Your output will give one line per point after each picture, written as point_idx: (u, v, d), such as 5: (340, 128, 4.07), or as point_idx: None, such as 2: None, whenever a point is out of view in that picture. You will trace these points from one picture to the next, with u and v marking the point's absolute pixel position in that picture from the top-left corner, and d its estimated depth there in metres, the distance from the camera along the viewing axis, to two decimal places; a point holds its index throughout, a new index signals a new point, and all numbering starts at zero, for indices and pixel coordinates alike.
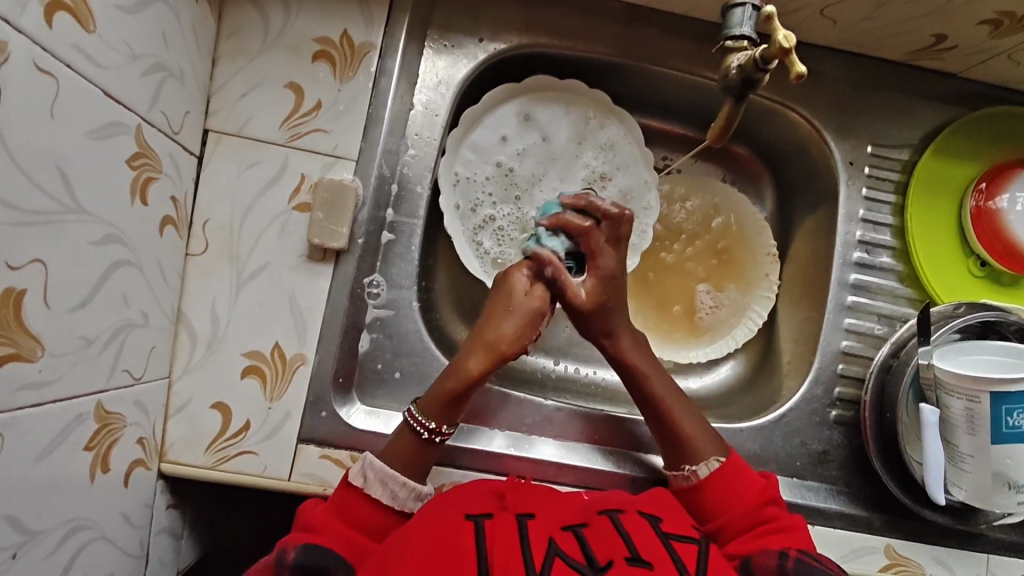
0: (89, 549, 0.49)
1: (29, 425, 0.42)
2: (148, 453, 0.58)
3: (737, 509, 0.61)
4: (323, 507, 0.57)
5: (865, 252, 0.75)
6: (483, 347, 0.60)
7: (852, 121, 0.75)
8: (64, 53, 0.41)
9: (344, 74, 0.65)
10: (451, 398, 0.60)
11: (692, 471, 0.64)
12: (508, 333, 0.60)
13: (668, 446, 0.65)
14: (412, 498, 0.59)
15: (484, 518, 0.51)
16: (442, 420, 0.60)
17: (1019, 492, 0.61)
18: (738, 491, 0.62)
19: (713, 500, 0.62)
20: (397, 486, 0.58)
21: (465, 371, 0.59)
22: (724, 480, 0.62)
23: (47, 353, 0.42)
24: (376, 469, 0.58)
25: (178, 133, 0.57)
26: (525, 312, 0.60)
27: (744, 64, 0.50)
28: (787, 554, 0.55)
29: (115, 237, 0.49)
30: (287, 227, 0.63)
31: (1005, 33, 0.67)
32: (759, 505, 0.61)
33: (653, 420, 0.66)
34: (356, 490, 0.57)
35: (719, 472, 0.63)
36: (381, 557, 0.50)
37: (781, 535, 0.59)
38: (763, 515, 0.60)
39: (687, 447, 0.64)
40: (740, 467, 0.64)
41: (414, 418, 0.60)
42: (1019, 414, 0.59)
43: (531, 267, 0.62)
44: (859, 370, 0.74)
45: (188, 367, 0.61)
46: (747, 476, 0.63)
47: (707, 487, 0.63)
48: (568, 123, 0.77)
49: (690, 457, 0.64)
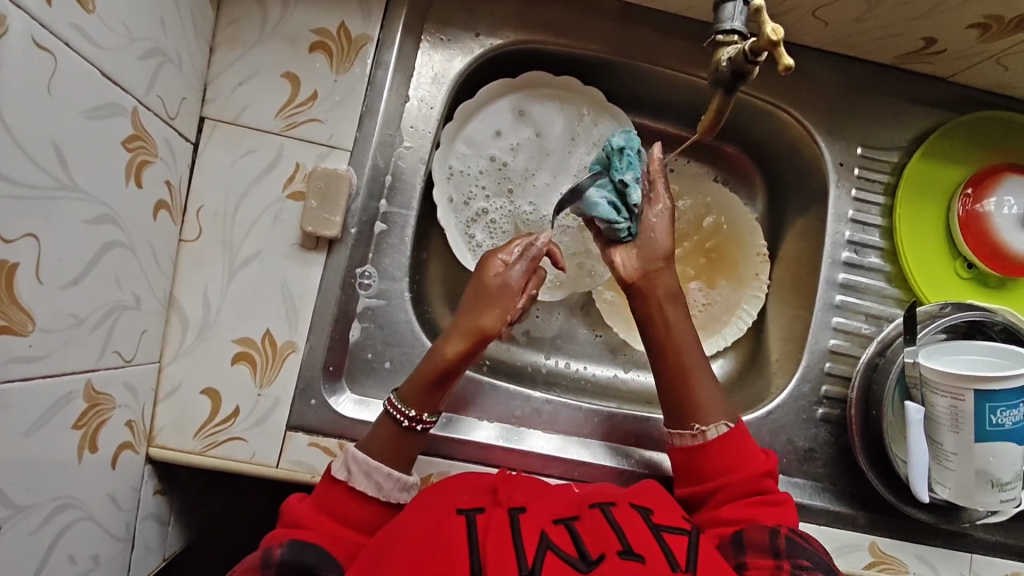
0: (74, 528, 0.49)
1: (19, 398, 0.42)
2: (136, 436, 0.58)
3: (740, 474, 0.61)
4: (308, 503, 0.57)
5: (854, 252, 0.76)
6: (461, 331, 0.61)
7: (842, 123, 0.76)
8: (62, 31, 0.41)
9: (341, 65, 0.66)
10: (432, 383, 0.60)
11: (700, 431, 0.63)
12: (483, 315, 0.62)
13: (677, 404, 0.64)
14: (396, 488, 0.59)
15: (477, 513, 0.51)
16: (422, 406, 0.60)
17: (1004, 490, 0.62)
18: (743, 459, 0.62)
19: (717, 461, 0.62)
20: (382, 478, 0.58)
21: (444, 356, 0.60)
22: (731, 445, 0.62)
23: (38, 328, 0.43)
24: (359, 462, 0.58)
25: (173, 119, 0.58)
26: (502, 298, 0.62)
27: (733, 57, 0.50)
28: (778, 532, 0.56)
29: (108, 218, 0.49)
30: (281, 215, 0.64)
31: (993, 37, 0.68)
32: (759, 475, 0.61)
33: (667, 377, 0.65)
34: (341, 484, 0.57)
35: (727, 437, 0.62)
36: (374, 552, 0.51)
37: (777, 508, 0.59)
38: (761, 486, 0.60)
39: (698, 408, 0.63)
40: (747, 437, 0.63)
41: (392, 405, 0.60)
42: (1002, 412, 0.60)
43: (507, 251, 0.64)
44: (846, 369, 0.75)
45: (179, 353, 0.61)
46: (751, 446, 0.63)
47: (712, 449, 0.62)
48: (562, 119, 0.78)
49: (698, 417, 0.63)
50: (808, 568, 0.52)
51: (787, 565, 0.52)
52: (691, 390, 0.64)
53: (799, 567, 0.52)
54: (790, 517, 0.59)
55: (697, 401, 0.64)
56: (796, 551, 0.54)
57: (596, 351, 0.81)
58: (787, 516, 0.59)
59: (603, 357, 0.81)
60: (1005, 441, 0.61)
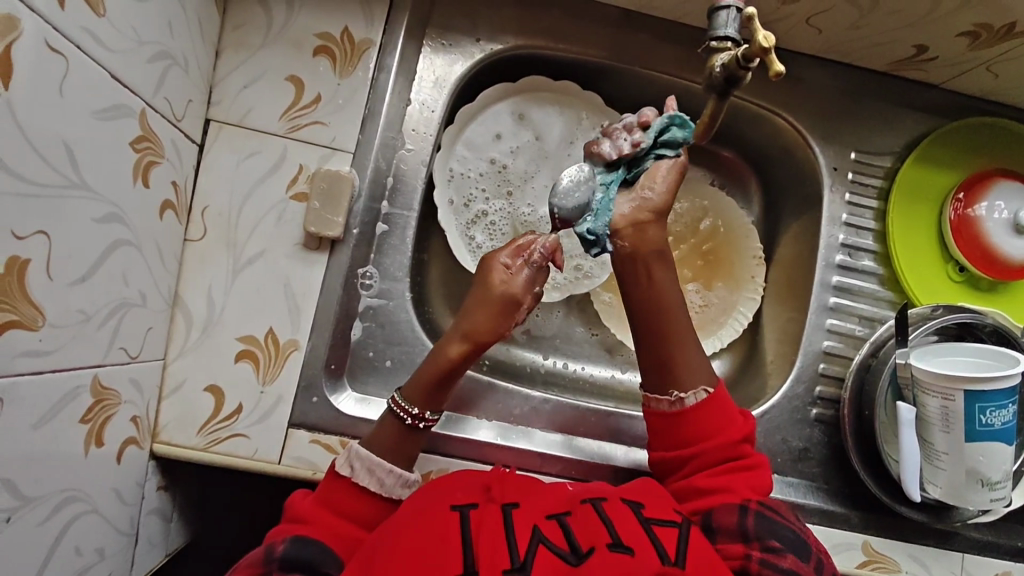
0: (80, 521, 0.50)
1: (28, 392, 0.43)
2: (141, 432, 0.59)
3: (717, 441, 0.61)
4: (311, 498, 0.58)
5: (847, 255, 0.77)
6: (461, 336, 0.62)
7: (837, 128, 0.78)
8: (74, 35, 0.43)
9: (344, 69, 0.67)
10: (433, 384, 0.62)
11: (678, 398, 0.62)
12: (481, 322, 0.62)
13: (658, 369, 0.63)
14: (398, 485, 0.60)
15: (471, 509, 0.52)
16: (425, 406, 0.61)
17: (995, 489, 0.64)
18: (721, 424, 0.61)
19: (695, 428, 0.62)
20: (384, 474, 0.59)
21: (445, 357, 0.62)
22: (711, 412, 0.62)
23: (48, 323, 0.44)
24: (362, 459, 0.59)
25: (180, 121, 0.59)
26: (493, 301, 0.62)
27: (726, 63, 0.51)
28: (746, 509, 0.57)
29: (116, 216, 0.50)
30: (284, 215, 0.65)
31: (984, 45, 0.69)
32: (738, 441, 0.61)
33: (650, 342, 0.63)
34: (344, 481, 0.59)
35: (705, 403, 0.62)
36: (372, 545, 0.52)
37: (749, 475, 0.60)
38: (738, 452, 0.61)
39: (679, 374, 0.62)
40: (726, 402, 0.63)
41: (397, 405, 0.61)
42: (991, 412, 0.61)
43: (508, 254, 0.63)
44: (840, 370, 0.76)
45: (183, 350, 0.62)
46: (730, 411, 0.63)
47: (691, 416, 0.62)
48: (561, 122, 0.79)
49: (676, 383, 0.62)
50: (778, 548, 0.54)
51: (757, 548, 0.54)
52: (672, 355, 0.62)
53: (770, 549, 0.54)
54: (762, 480, 0.61)
55: (677, 371, 0.62)
56: (766, 531, 0.55)
57: (593, 351, 0.82)
58: (760, 479, 0.60)
59: (600, 357, 0.82)
60: (997, 441, 0.62)
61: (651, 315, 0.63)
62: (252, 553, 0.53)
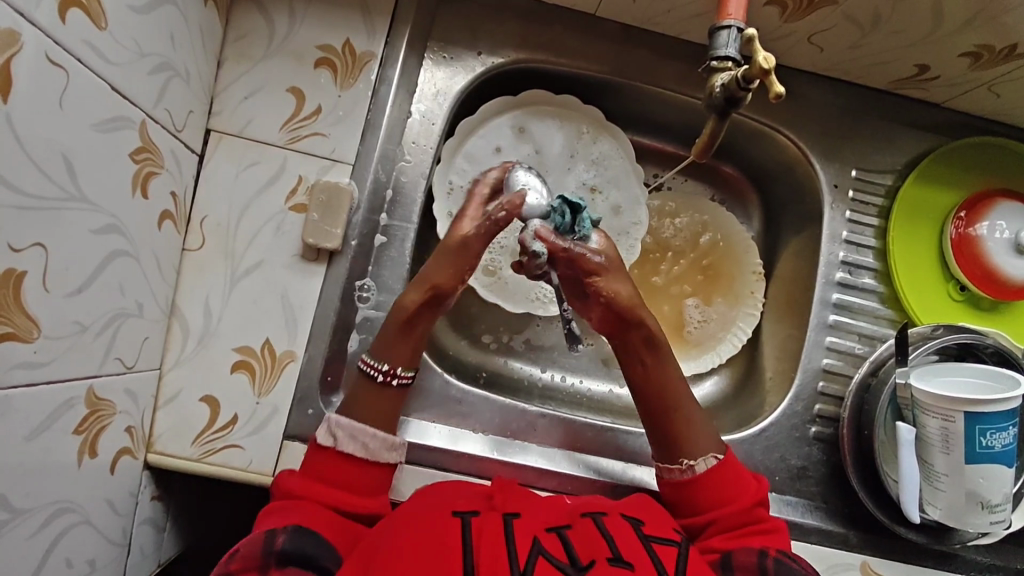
0: (71, 533, 0.50)
1: (21, 404, 0.43)
2: (135, 442, 0.59)
3: (731, 507, 0.60)
4: (299, 475, 0.58)
5: (848, 273, 0.77)
6: (423, 283, 0.62)
7: (838, 146, 0.78)
8: (76, 48, 0.43)
9: (345, 81, 0.67)
10: (405, 339, 0.62)
11: (689, 466, 0.62)
12: (443, 269, 0.61)
13: (670, 438, 0.63)
14: (383, 447, 0.60)
15: (472, 515, 0.52)
16: (395, 362, 0.61)
17: (994, 512, 0.63)
18: (732, 489, 0.61)
19: (709, 495, 0.61)
20: (367, 438, 0.59)
21: (407, 307, 0.61)
22: (722, 477, 0.62)
23: (42, 335, 0.44)
24: (343, 426, 0.59)
25: (180, 132, 0.59)
26: (444, 249, 0.62)
27: (726, 84, 0.52)
28: (766, 554, 0.56)
29: (114, 228, 0.50)
30: (283, 226, 0.65)
31: (985, 65, 0.69)
32: (751, 505, 0.60)
33: (661, 413, 0.63)
34: (327, 451, 0.59)
35: (717, 469, 0.62)
36: (371, 545, 0.51)
37: (768, 539, 0.59)
38: (753, 516, 0.60)
39: (690, 442, 0.62)
40: (736, 467, 0.63)
41: (366, 362, 0.61)
42: (992, 434, 0.61)
43: (466, 213, 0.63)
44: (839, 389, 0.75)
45: (179, 360, 0.62)
46: (741, 475, 0.63)
47: (703, 484, 0.61)
48: (561, 137, 0.79)
49: (687, 451, 0.62)
50: None
51: None
52: (682, 423, 0.63)
53: None
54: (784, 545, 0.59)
55: (689, 433, 0.63)
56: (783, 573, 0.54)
57: (591, 366, 0.82)
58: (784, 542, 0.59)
59: (597, 371, 0.82)
60: (997, 463, 0.62)
61: (662, 392, 0.64)
62: (249, 539, 0.52)
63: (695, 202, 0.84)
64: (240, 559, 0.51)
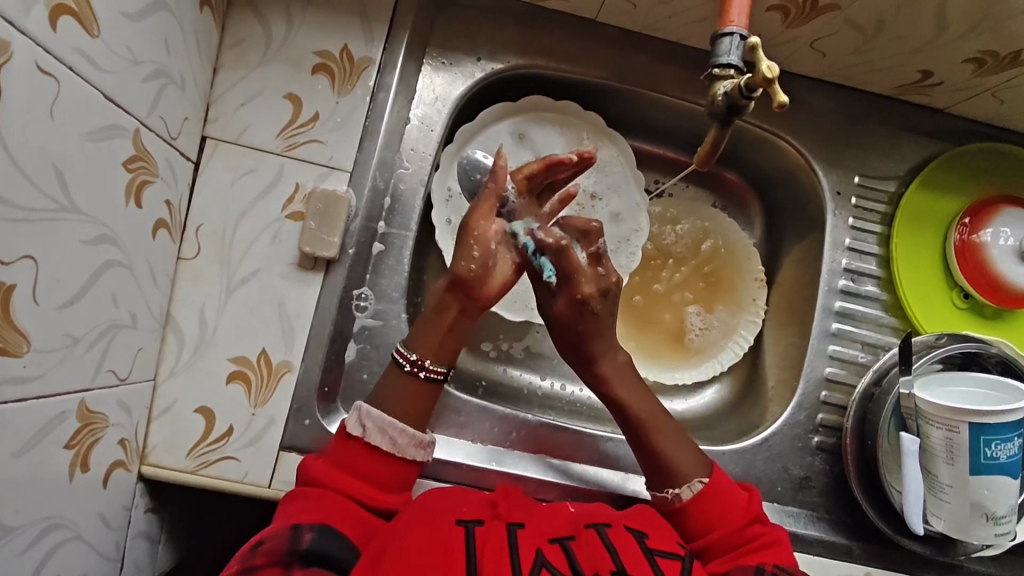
0: (63, 549, 0.49)
1: (11, 419, 0.42)
2: (129, 455, 0.58)
3: (725, 528, 0.59)
4: (323, 461, 0.57)
5: (850, 281, 0.76)
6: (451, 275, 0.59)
7: (841, 152, 0.77)
8: (67, 56, 0.42)
9: (342, 87, 0.66)
10: (439, 333, 0.60)
11: (675, 494, 0.61)
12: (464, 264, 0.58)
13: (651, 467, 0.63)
14: (412, 445, 0.58)
15: (476, 525, 0.51)
16: (426, 355, 0.60)
17: (1000, 524, 0.62)
18: (724, 511, 0.60)
19: (703, 519, 0.60)
20: (397, 433, 0.57)
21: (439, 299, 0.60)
22: (713, 499, 0.61)
23: (33, 349, 0.43)
24: (374, 418, 0.57)
25: (175, 139, 0.58)
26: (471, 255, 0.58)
27: (728, 92, 0.51)
28: (763, 571, 0.55)
29: (107, 238, 0.49)
30: (279, 234, 0.64)
31: (988, 71, 0.69)
32: (745, 524, 0.60)
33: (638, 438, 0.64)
34: (357, 440, 0.57)
35: (705, 494, 0.61)
36: (378, 550, 0.50)
37: (766, 556, 0.58)
38: (749, 535, 0.59)
39: (672, 469, 0.62)
40: (727, 488, 0.62)
41: (397, 351, 0.61)
42: (997, 445, 0.60)
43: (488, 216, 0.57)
44: (842, 398, 0.75)
45: (174, 370, 0.61)
46: (733, 494, 0.62)
47: (694, 510, 0.61)
48: (561, 143, 0.78)
49: (671, 479, 0.62)
50: None
51: None
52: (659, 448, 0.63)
53: None
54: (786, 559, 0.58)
55: (670, 461, 0.63)
56: None
57: None
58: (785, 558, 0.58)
59: None
60: (1002, 475, 0.61)
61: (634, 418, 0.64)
62: (275, 533, 0.51)
63: (697, 208, 0.83)
64: (262, 554, 0.49)
